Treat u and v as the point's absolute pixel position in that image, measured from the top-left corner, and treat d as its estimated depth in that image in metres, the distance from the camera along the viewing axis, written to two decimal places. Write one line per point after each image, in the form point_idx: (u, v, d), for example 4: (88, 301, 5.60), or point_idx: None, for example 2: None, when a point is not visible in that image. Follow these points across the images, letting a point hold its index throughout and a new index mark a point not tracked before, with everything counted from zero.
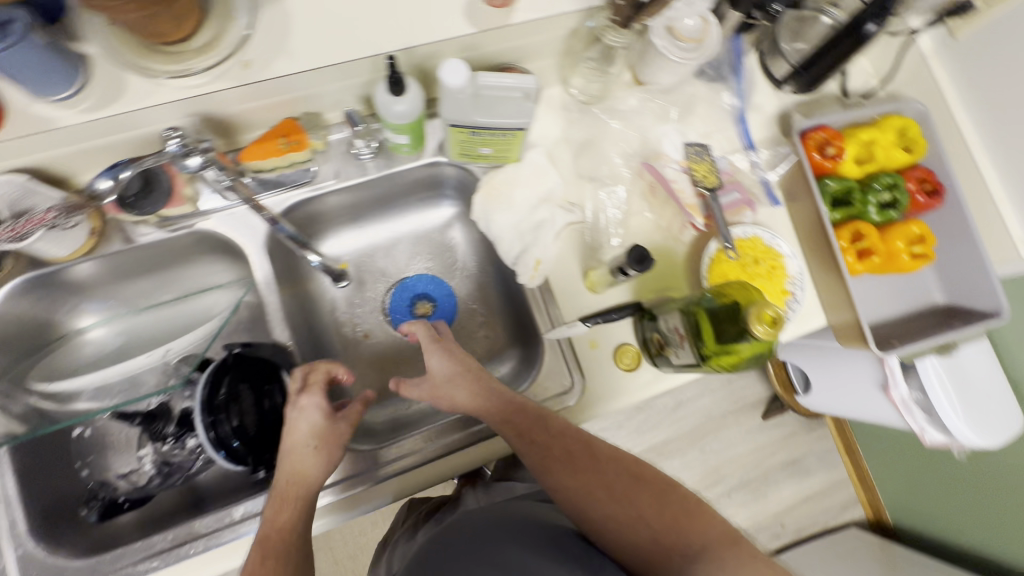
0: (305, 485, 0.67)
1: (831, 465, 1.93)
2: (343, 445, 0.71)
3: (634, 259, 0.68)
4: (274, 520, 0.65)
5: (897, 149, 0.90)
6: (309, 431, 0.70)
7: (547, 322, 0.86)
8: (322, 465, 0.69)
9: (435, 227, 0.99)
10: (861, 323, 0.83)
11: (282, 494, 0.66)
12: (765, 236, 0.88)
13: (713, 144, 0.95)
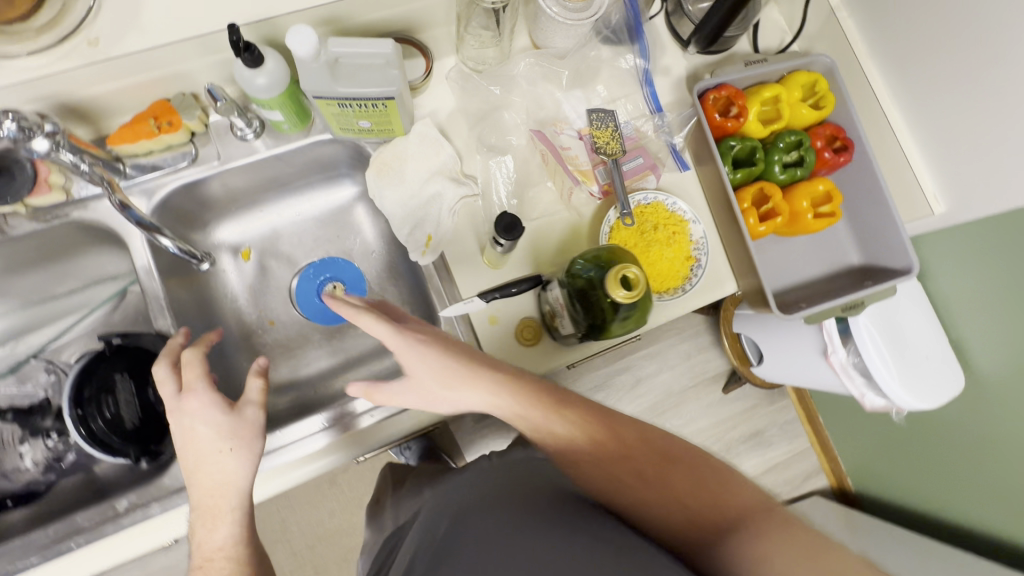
0: (229, 495, 0.63)
1: (794, 435, 1.92)
2: (258, 441, 0.65)
3: (504, 226, 0.66)
4: (210, 540, 0.61)
5: (804, 106, 0.88)
6: (205, 434, 0.63)
7: (446, 299, 0.84)
8: (246, 465, 0.64)
9: (340, 208, 0.97)
10: (763, 286, 0.81)
11: (208, 513, 0.62)
12: (667, 201, 0.85)
13: (619, 109, 0.93)
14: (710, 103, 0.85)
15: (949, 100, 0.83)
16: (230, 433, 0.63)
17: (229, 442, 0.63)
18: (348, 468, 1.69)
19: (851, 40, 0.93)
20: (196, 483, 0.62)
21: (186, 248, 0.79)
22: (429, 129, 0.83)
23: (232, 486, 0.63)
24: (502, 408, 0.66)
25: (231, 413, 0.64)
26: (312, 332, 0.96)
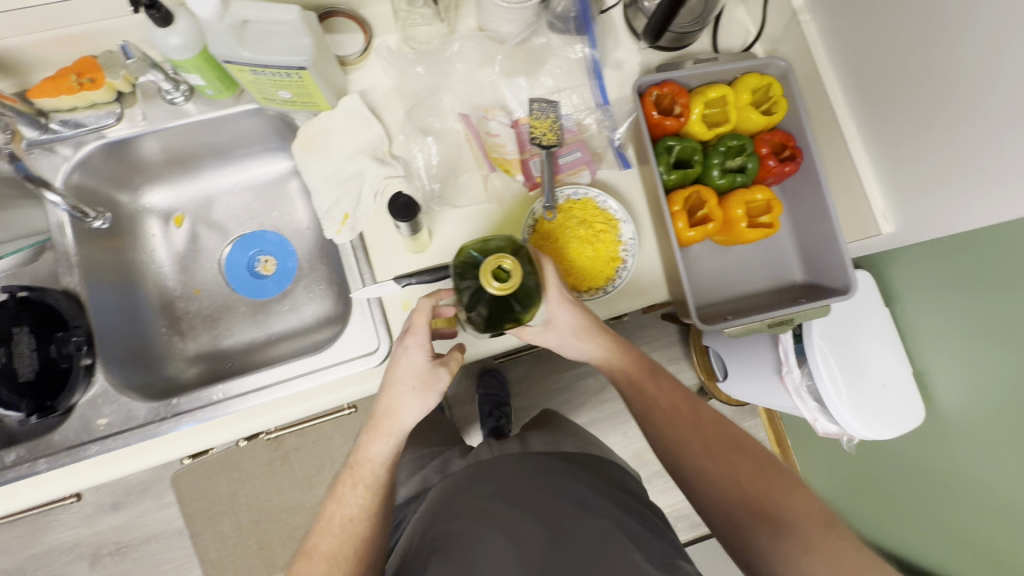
0: (403, 427, 0.73)
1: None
2: (436, 396, 0.72)
3: (398, 208, 0.63)
4: (369, 449, 0.74)
5: (752, 110, 0.84)
6: (412, 370, 0.71)
7: (360, 280, 0.82)
8: (416, 408, 0.72)
9: (275, 181, 0.96)
10: (685, 294, 0.78)
11: (378, 429, 0.73)
12: (597, 198, 0.82)
13: (562, 100, 0.90)
14: (649, 100, 0.82)
15: (902, 115, 0.79)
16: (413, 376, 0.71)
17: (411, 382, 0.71)
18: (301, 446, 1.69)
19: (812, 44, 0.88)
20: (387, 412, 0.72)
21: (76, 206, 0.78)
22: (357, 104, 0.81)
23: (401, 421, 0.72)
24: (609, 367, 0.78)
25: (432, 362, 0.71)
26: (238, 304, 0.95)
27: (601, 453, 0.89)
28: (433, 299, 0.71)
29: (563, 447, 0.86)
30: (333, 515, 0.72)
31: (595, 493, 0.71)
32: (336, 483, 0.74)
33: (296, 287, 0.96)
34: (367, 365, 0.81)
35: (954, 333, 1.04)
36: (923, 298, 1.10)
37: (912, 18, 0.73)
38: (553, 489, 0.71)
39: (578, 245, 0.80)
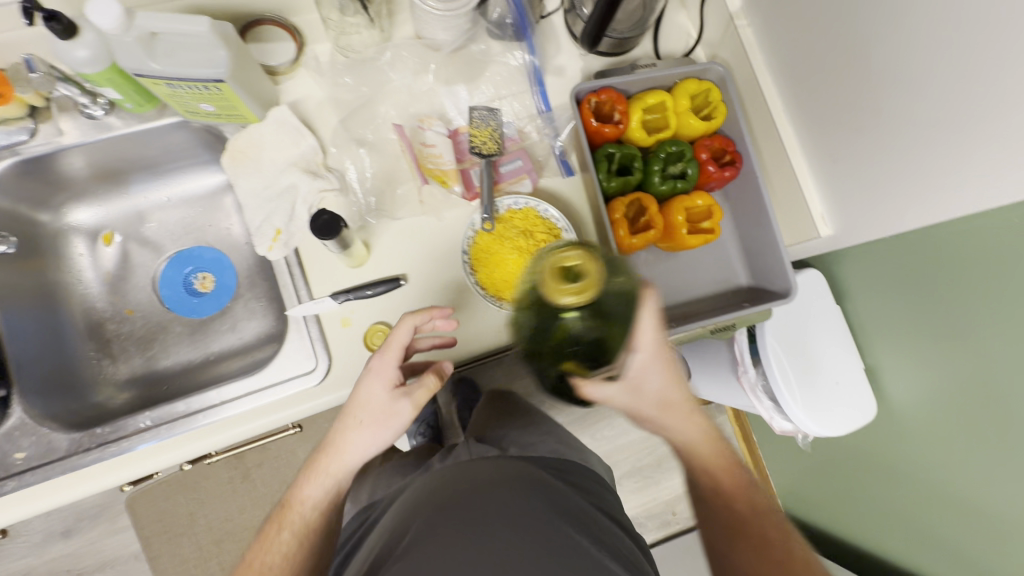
0: (344, 466, 0.72)
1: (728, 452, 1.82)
2: (391, 433, 0.71)
3: (322, 225, 0.61)
4: (306, 489, 0.72)
5: (691, 115, 0.84)
6: (370, 403, 0.70)
7: (294, 298, 0.79)
8: (364, 442, 0.71)
9: (210, 195, 0.93)
10: None
11: (318, 467, 0.72)
12: (539, 207, 0.81)
13: (503, 108, 0.88)
14: (587, 108, 0.81)
15: (835, 119, 0.80)
16: (369, 410, 0.70)
17: (362, 416, 0.70)
18: (262, 462, 1.65)
19: (748, 49, 0.88)
20: (332, 447, 0.72)
21: None
22: (287, 116, 0.78)
23: (345, 459, 0.72)
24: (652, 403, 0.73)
25: (393, 393, 0.70)
26: (173, 324, 0.91)
27: (577, 457, 0.89)
28: (412, 322, 0.71)
29: (538, 452, 0.85)
30: (255, 559, 0.70)
31: (557, 509, 0.65)
32: (265, 527, 0.72)
33: (235, 304, 0.92)
34: (303, 385, 0.78)
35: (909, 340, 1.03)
36: (877, 303, 1.09)
37: (840, 24, 0.74)
38: (514, 504, 0.64)
39: (516, 257, 0.77)
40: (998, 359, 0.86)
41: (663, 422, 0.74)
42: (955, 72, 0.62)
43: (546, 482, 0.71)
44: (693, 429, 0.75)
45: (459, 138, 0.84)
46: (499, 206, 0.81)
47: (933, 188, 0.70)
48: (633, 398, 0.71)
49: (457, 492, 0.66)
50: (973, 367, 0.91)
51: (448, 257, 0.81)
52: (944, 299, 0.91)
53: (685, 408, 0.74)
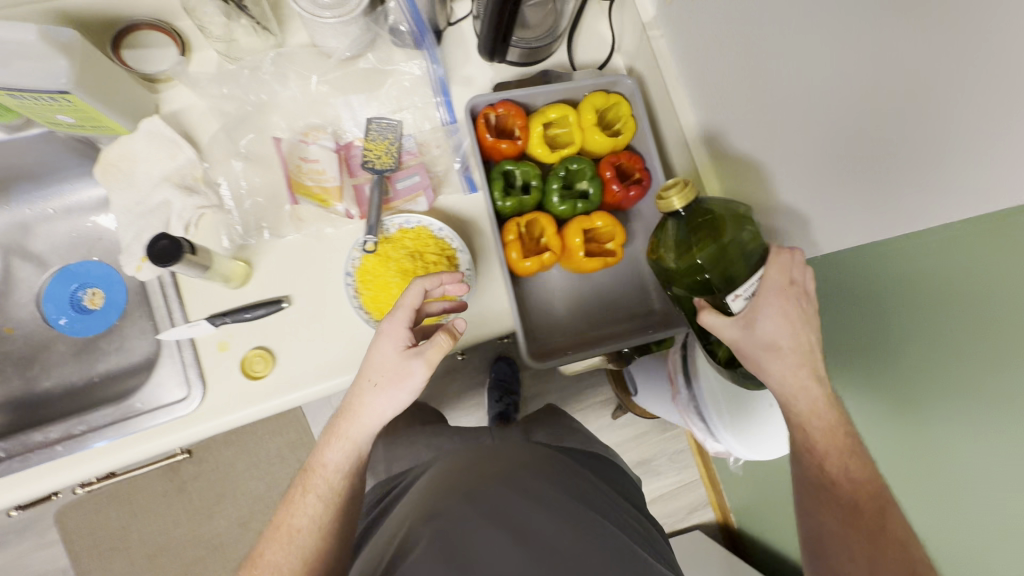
0: (364, 430, 0.65)
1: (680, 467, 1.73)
2: (409, 397, 0.64)
3: (157, 252, 0.58)
4: (325, 454, 0.66)
5: (597, 131, 0.79)
6: (381, 363, 0.64)
7: (168, 320, 0.75)
8: (383, 408, 0.64)
9: (96, 207, 0.88)
10: (516, 330, 0.74)
11: (335, 432, 0.66)
12: (431, 225, 0.77)
13: (404, 120, 0.83)
14: (482, 123, 0.78)
15: (738, 141, 0.74)
16: (380, 370, 0.63)
17: (375, 377, 0.64)
18: (200, 474, 1.59)
19: (662, 62, 0.83)
20: (347, 411, 0.65)
21: None
22: (160, 128, 0.74)
23: (362, 425, 0.65)
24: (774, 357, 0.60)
25: (404, 354, 0.64)
26: (57, 342, 0.87)
27: (602, 451, 1.00)
28: (424, 285, 0.65)
29: (564, 441, 0.96)
30: (282, 523, 0.65)
31: (566, 492, 0.73)
32: (290, 487, 0.67)
33: (124, 323, 0.88)
34: (173, 414, 0.73)
35: (902, 396, 0.67)
36: (864, 333, 0.68)
37: (732, 44, 0.68)
38: (541, 492, 0.70)
39: (401, 280, 0.74)
40: (908, 423, 0.68)
41: (764, 364, 0.60)
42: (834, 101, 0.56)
43: (568, 469, 0.82)
44: (792, 376, 0.60)
45: (351, 151, 0.80)
46: (390, 224, 0.77)
47: (824, 222, 0.64)
48: (791, 341, 0.59)
49: (486, 478, 0.71)
50: (959, 456, 0.63)
51: (337, 279, 0.78)
52: (942, 365, 0.59)
53: (798, 350, 0.60)
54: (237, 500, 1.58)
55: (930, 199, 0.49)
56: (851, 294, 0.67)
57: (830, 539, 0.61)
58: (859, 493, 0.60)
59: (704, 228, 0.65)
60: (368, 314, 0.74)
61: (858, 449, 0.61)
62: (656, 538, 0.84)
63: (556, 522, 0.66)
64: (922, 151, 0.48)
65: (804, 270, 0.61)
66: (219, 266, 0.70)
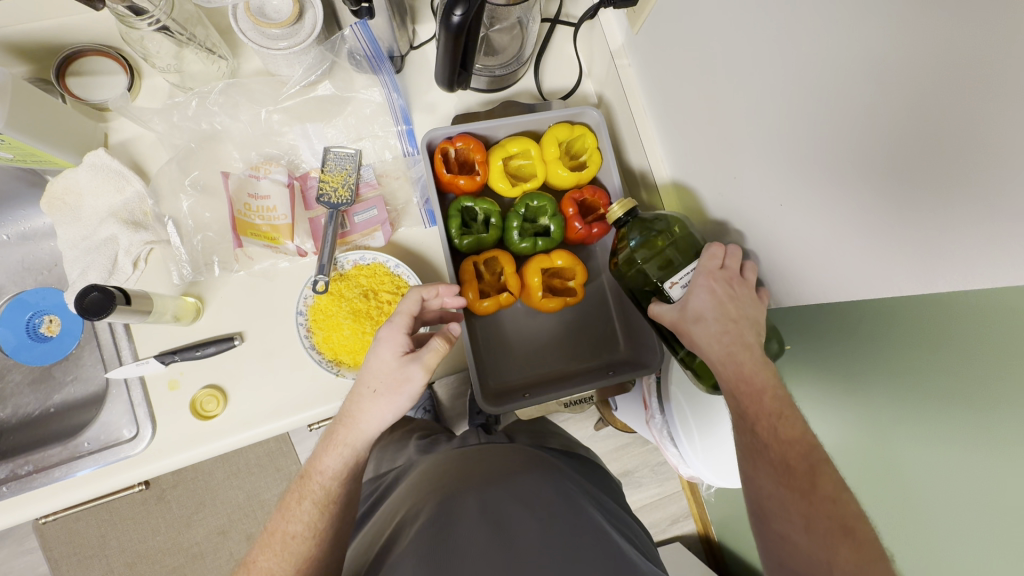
0: (363, 438, 0.64)
1: (666, 477, 1.57)
2: (406, 401, 0.63)
3: (90, 305, 0.59)
4: (321, 459, 0.64)
5: (560, 165, 0.78)
6: (380, 369, 0.63)
7: (116, 356, 0.73)
8: (383, 413, 0.63)
9: (46, 236, 0.85)
10: (470, 364, 0.72)
11: (335, 438, 0.64)
12: (388, 262, 0.75)
13: (364, 149, 0.81)
14: (441, 158, 0.75)
15: (706, 179, 0.71)
16: (380, 376, 0.63)
17: (375, 383, 0.63)
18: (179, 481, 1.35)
19: (629, 92, 0.80)
20: (347, 417, 0.64)
21: None
22: (105, 159, 0.72)
23: (362, 430, 0.63)
24: (711, 337, 0.60)
25: (402, 359, 0.64)
26: (13, 371, 0.86)
27: (585, 454, 0.96)
28: (420, 293, 0.66)
29: (548, 442, 0.92)
30: (277, 529, 0.62)
31: (553, 488, 0.71)
32: (285, 495, 0.64)
33: (81, 352, 0.85)
34: (120, 454, 0.71)
35: (880, 438, 0.64)
36: (852, 371, 0.65)
37: (693, 81, 0.66)
38: (525, 492, 0.68)
39: (353, 322, 0.73)
40: (881, 463, 0.65)
41: (696, 336, 0.61)
42: (794, 154, 0.54)
43: (555, 466, 0.79)
44: (716, 343, 0.59)
45: (308, 184, 0.78)
46: (345, 261, 0.75)
47: (792, 270, 0.62)
48: (719, 316, 0.60)
49: (475, 482, 0.70)
50: (933, 505, 0.59)
51: (291, 315, 0.76)
52: (920, 412, 0.55)
53: (724, 321, 0.60)
54: (219, 510, 1.34)
55: (881, 263, 0.48)
56: (837, 331, 0.63)
57: (770, 504, 0.53)
58: (789, 453, 0.52)
59: (649, 232, 0.70)
60: (321, 355, 0.72)
61: (788, 410, 0.54)
62: (634, 527, 0.83)
63: (545, 524, 0.63)
64: (875, 216, 0.47)
65: (740, 262, 0.64)
66: (163, 306, 0.68)
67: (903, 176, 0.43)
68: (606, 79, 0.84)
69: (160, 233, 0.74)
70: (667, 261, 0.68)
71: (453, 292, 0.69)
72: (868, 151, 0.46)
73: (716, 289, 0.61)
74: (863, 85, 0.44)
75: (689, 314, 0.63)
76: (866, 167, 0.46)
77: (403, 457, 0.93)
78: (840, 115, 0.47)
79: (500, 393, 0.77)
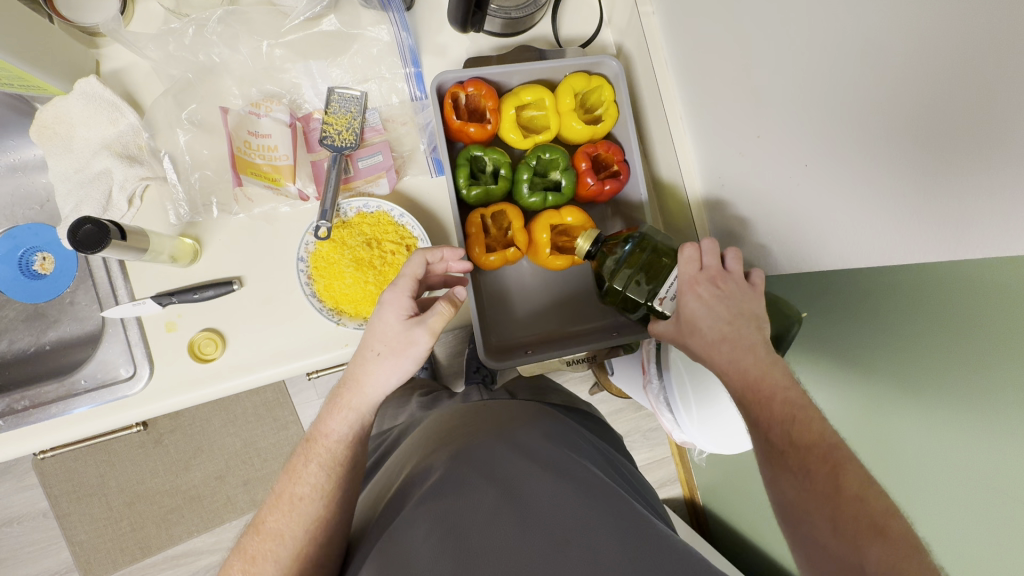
0: (368, 401, 0.63)
1: (656, 442, 1.60)
2: (412, 367, 0.62)
3: (83, 237, 0.57)
4: (326, 424, 0.63)
5: (576, 117, 0.75)
6: (384, 333, 0.61)
7: (114, 296, 0.72)
8: (387, 379, 0.61)
9: (25, 172, 0.82)
10: (474, 328, 0.71)
11: (339, 401, 0.63)
12: (391, 211, 0.73)
13: (369, 91, 0.77)
14: (450, 104, 0.73)
15: (724, 142, 0.69)
16: (384, 340, 0.61)
17: (378, 346, 0.61)
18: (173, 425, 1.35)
19: (652, 42, 0.76)
20: (352, 380, 0.62)
21: None
22: (97, 89, 0.69)
23: (367, 394, 0.62)
24: (709, 349, 0.58)
25: (408, 322, 0.61)
26: (6, 307, 0.83)
27: (588, 411, 0.95)
28: (425, 256, 0.63)
29: (550, 397, 0.91)
30: (285, 490, 0.61)
31: (562, 446, 0.67)
32: (292, 458, 0.64)
33: (75, 291, 0.83)
34: (117, 394, 0.71)
35: (905, 397, 0.63)
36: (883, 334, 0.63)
37: (727, 33, 0.63)
38: (531, 448, 0.65)
39: (355, 270, 0.71)
40: (899, 421, 0.66)
41: (698, 346, 0.60)
42: (844, 110, 0.52)
43: (562, 421, 0.76)
44: (719, 351, 0.58)
45: (310, 125, 0.75)
46: (347, 208, 0.73)
47: (809, 237, 0.60)
48: (714, 322, 0.58)
49: (481, 435, 0.67)
50: (970, 462, 0.59)
51: (291, 261, 0.74)
52: (956, 367, 0.56)
53: (720, 326, 0.58)
54: (216, 455, 1.35)
55: (914, 233, 0.48)
56: (871, 302, 0.64)
57: None
58: None
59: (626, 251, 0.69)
60: (322, 303, 0.71)
61: None
62: (642, 485, 0.82)
63: (555, 478, 0.60)
64: (925, 187, 0.46)
65: (718, 254, 0.62)
66: (159, 245, 0.66)
67: (961, 140, 0.43)
68: (627, 27, 0.79)
69: (157, 168, 0.71)
70: (648, 276, 0.68)
71: (459, 256, 0.66)
72: (936, 107, 0.44)
73: (707, 300, 0.59)
74: (932, 47, 0.43)
75: (685, 326, 0.61)
76: (929, 124, 0.45)
77: (405, 413, 0.92)
78: (895, 78, 0.46)
79: (501, 351, 0.77)
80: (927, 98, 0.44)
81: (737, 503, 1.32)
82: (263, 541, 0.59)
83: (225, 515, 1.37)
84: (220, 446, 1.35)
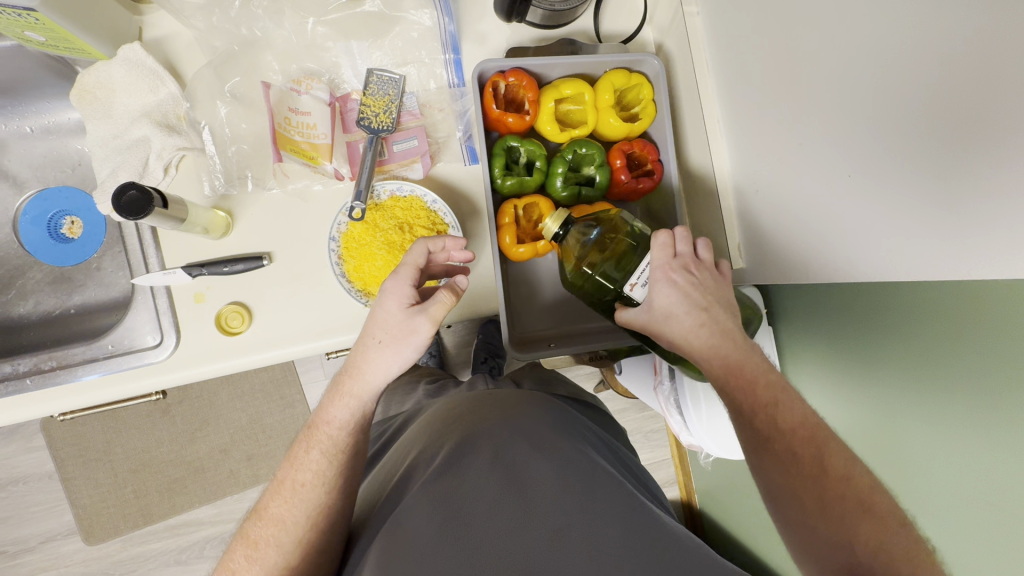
0: (370, 388, 0.63)
1: (657, 443, 1.61)
2: (413, 353, 0.62)
3: (127, 203, 0.58)
4: (326, 411, 0.63)
5: (615, 113, 0.76)
6: (385, 320, 0.61)
7: (143, 264, 0.72)
8: (386, 367, 0.62)
9: (60, 135, 0.82)
10: (501, 316, 0.72)
11: (340, 389, 0.63)
12: (424, 196, 0.73)
13: (408, 75, 0.76)
14: (490, 93, 0.73)
15: (759, 150, 0.69)
16: (385, 327, 0.61)
17: (380, 334, 0.61)
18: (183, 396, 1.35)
19: (694, 43, 0.75)
20: (353, 368, 0.63)
21: None
22: (140, 55, 0.69)
23: (368, 381, 0.62)
24: (687, 338, 0.57)
25: (409, 310, 0.61)
26: (33, 269, 0.84)
27: (597, 404, 0.95)
28: (426, 245, 0.63)
29: (559, 389, 0.91)
30: (287, 477, 0.62)
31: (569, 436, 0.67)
32: (294, 443, 0.64)
33: (102, 257, 0.83)
34: (143, 360, 0.71)
35: (921, 408, 0.66)
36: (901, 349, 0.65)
37: (772, 40, 0.63)
38: (534, 433, 0.64)
39: (386, 253, 0.72)
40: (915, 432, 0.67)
41: (671, 335, 0.58)
42: (886, 127, 0.52)
43: (570, 412, 0.76)
44: (695, 340, 0.56)
45: (348, 105, 0.75)
46: (381, 190, 0.73)
47: (838, 251, 0.60)
48: (688, 307, 0.57)
49: (484, 418, 0.67)
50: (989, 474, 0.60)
51: (319, 239, 0.74)
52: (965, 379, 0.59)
53: (697, 313, 0.57)
54: (223, 429, 1.36)
55: (945, 256, 0.48)
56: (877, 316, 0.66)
57: None
58: None
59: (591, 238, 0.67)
60: (350, 284, 0.72)
61: None
62: (649, 482, 0.81)
63: (557, 467, 0.60)
64: (954, 211, 0.47)
65: (692, 244, 0.61)
66: (195, 217, 0.66)
67: (1008, 169, 0.42)
68: (670, 25, 0.79)
69: (195, 140, 0.72)
70: (618, 262, 0.65)
71: (460, 246, 0.66)
72: (980, 132, 0.44)
73: (681, 287, 0.58)
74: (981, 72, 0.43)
75: (657, 313, 0.59)
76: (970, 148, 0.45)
77: (412, 400, 0.92)
78: (943, 98, 0.46)
79: (521, 342, 0.77)
80: (973, 123, 0.44)
81: (737, 507, 1.33)
82: (265, 527, 0.60)
83: (228, 488, 1.38)
84: (227, 420, 1.36)
